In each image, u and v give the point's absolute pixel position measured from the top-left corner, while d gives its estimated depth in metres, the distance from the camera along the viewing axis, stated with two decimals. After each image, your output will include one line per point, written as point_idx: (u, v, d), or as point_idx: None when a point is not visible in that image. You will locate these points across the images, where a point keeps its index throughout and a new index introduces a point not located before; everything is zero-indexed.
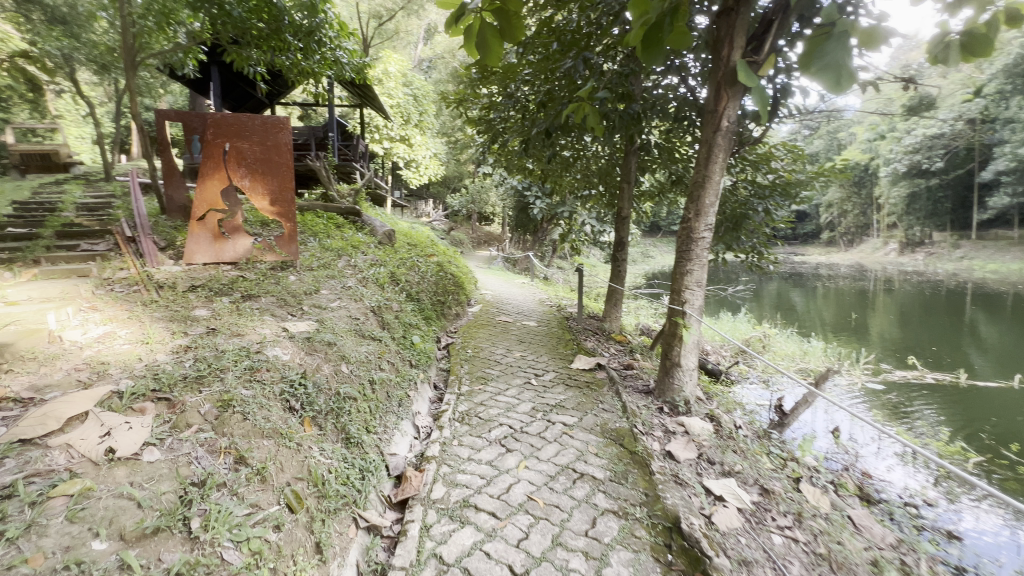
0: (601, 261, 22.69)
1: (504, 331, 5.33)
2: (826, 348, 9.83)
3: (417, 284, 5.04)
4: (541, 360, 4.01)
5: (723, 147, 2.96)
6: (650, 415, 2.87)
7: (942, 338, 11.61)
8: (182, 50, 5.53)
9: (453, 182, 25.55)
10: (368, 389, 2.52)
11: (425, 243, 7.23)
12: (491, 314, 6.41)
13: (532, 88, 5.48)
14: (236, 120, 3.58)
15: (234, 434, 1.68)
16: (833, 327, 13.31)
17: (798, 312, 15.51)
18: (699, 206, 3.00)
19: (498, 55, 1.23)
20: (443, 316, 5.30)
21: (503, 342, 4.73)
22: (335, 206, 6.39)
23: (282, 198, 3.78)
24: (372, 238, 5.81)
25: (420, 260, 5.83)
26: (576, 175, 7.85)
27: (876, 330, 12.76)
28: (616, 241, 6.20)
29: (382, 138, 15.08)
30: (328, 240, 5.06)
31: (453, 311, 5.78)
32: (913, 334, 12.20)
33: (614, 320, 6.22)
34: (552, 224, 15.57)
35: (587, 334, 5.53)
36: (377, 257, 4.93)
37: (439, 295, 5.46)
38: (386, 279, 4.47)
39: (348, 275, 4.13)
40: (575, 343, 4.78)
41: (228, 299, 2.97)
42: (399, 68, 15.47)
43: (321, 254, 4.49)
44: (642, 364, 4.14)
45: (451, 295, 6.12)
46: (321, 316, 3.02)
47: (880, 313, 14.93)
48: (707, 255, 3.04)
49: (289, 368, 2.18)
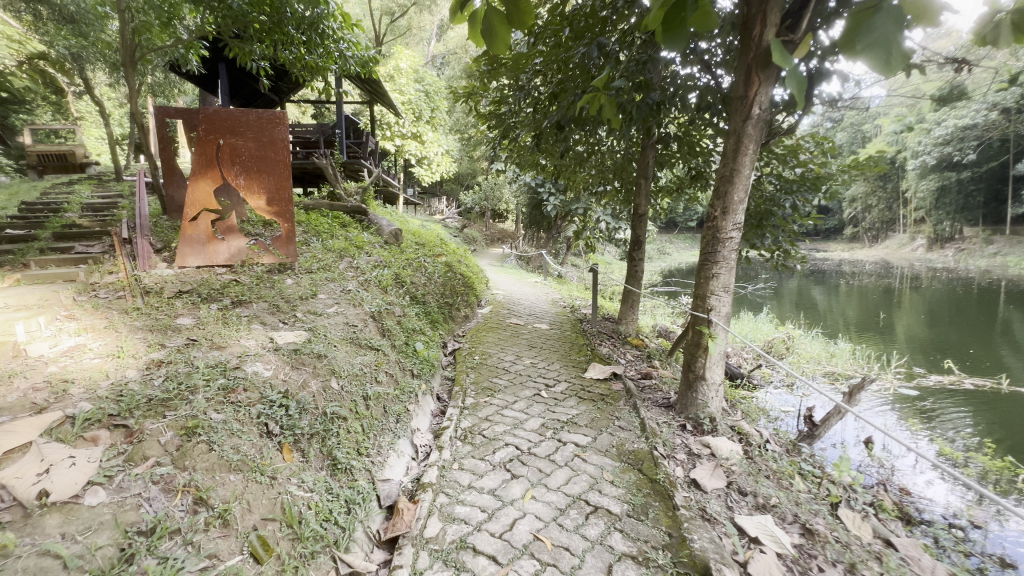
0: (616, 258, 22.30)
1: (514, 335, 5.10)
2: (853, 350, 9.38)
3: (423, 286, 4.84)
4: (552, 368, 3.76)
5: (753, 137, 2.67)
6: (672, 434, 2.61)
7: (975, 339, 11.02)
8: (183, 45, 5.38)
9: (466, 178, 25.37)
10: (361, 406, 2.31)
11: (434, 242, 7.03)
12: (501, 316, 6.19)
13: (544, 80, 5.22)
14: (230, 116, 3.40)
15: (196, 469, 1.47)
16: (858, 326, 12.78)
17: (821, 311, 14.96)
18: (727, 203, 2.71)
19: (506, 41, 1.10)
20: (450, 319, 5.09)
21: (513, 347, 4.50)
22: (341, 205, 6.22)
23: (279, 197, 3.59)
24: (378, 238, 5.63)
25: (428, 260, 5.62)
26: (590, 170, 7.56)
27: (903, 329, 12.21)
28: (632, 239, 5.92)
29: (394, 136, 14.94)
30: (331, 240, 4.88)
31: (461, 314, 5.56)
32: (943, 333, 11.62)
33: (630, 322, 5.94)
34: (565, 221, 15.29)
35: (601, 338, 5.27)
36: (381, 258, 4.73)
37: (447, 297, 5.25)
38: (389, 281, 4.27)
39: (349, 278, 3.94)
40: (589, 348, 4.51)
41: (216, 306, 2.78)
42: (411, 64, 15.30)
43: (322, 255, 4.30)
44: (661, 373, 3.87)
45: (460, 296, 5.90)
46: (315, 324, 2.82)
47: (907, 312, 14.31)
48: (736, 257, 2.75)
49: (270, 387, 1.97)
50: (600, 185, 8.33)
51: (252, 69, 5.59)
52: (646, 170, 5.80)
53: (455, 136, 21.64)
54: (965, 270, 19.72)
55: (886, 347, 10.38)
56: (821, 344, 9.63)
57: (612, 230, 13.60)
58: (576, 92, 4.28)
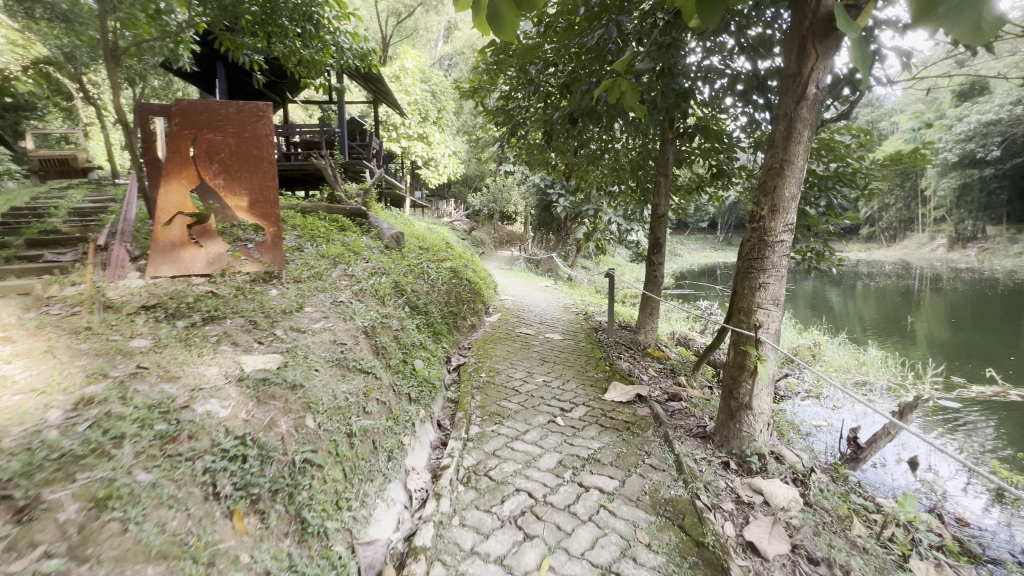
0: (627, 260, 21.88)
1: (524, 347, 4.71)
2: (880, 356, 8.87)
3: (426, 295, 4.46)
4: (568, 388, 3.36)
5: (809, 121, 2.24)
6: (714, 476, 2.19)
7: (1002, 341, 10.44)
8: (172, 40, 5.07)
9: (474, 180, 25.07)
10: (343, 446, 1.93)
11: (439, 247, 6.68)
12: (510, 325, 5.80)
13: (555, 71, 4.83)
14: (206, 108, 3.05)
15: (102, 560, 1.10)
16: (877, 328, 12.29)
17: (838, 312, 14.45)
18: (776, 200, 2.29)
19: (514, 28, 0.88)
20: (454, 331, 4.71)
21: (524, 361, 4.11)
22: (339, 207, 5.88)
23: (264, 199, 3.25)
24: (378, 242, 5.27)
25: (432, 267, 5.24)
26: (604, 168, 7.16)
27: (924, 331, 11.67)
28: (651, 242, 5.50)
29: (400, 137, 14.65)
30: (326, 246, 4.53)
31: (467, 323, 5.19)
32: (968, 335, 11.11)
33: (649, 331, 5.52)
34: (575, 223, 14.91)
35: (619, 349, 4.86)
36: (379, 265, 4.37)
37: (452, 307, 4.88)
38: (388, 290, 3.90)
39: (342, 287, 3.57)
40: (607, 362, 4.10)
41: (183, 324, 2.43)
42: (417, 64, 15.02)
43: (314, 263, 3.95)
44: (690, 392, 3.44)
45: (466, 305, 5.52)
46: (296, 344, 2.44)
47: (927, 313, 13.74)
48: (787, 265, 2.32)
49: (224, 431, 1.59)
50: (614, 186, 7.91)
51: (246, 65, 5.28)
52: (666, 167, 5.39)
53: (463, 137, 21.34)
54: (991, 270, 18.95)
55: (906, 350, 9.91)
56: (847, 351, 9.11)
57: (623, 232, 13.17)
58: (591, 80, 3.89)
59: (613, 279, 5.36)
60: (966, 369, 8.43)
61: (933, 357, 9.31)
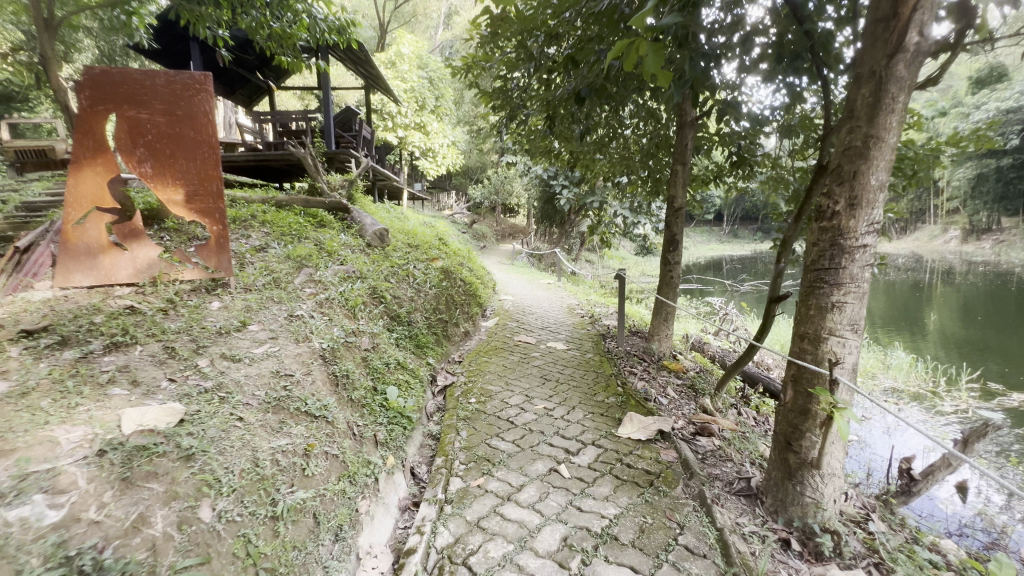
0: (632, 253, 21.25)
1: (523, 359, 4.14)
2: (902, 357, 8.28)
3: (408, 302, 3.87)
4: (573, 420, 2.79)
5: (905, 81, 1.63)
6: (773, 566, 1.62)
7: (1014, 334, 9.96)
8: (122, 11, 4.45)
9: (475, 172, 24.37)
10: (259, 541, 1.36)
11: (430, 243, 6.10)
12: (508, 331, 5.24)
13: (560, 46, 4.24)
14: (127, 79, 2.48)
15: None
16: (885, 321, 11.76)
17: None
18: (857, 190, 1.70)
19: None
20: (443, 342, 4.13)
21: (521, 380, 3.53)
22: (317, 200, 5.28)
23: (204, 191, 2.70)
24: (359, 240, 4.70)
25: (419, 268, 4.65)
26: (613, 156, 6.54)
27: (933, 324, 11.15)
28: (665, 240, 4.90)
29: (396, 126, 14.00)
30: (295, 245, 3.95)
31: (460, 332, 4.62)
32: (980, 328, 10.60)
33: (664, 339, 4.92)
34: (579, 215, 14.30)
35: (630, 361, 4.28)
36: (354, 267, 3.79)
37: (441, 313, 4.31)
38: (361, 298, 3.32)
39: (304, 297, 3.00)
40: (618, 382, 3.52)
41: (71, 355, 1.87)
42: (413, 49, 14.37)
43: (276, 267, 3.37)
44: (722, 423, 2.86)
45: (458, 309, 4.94)
46: (220, 381, 1.88)
47: (937, 307, 13.18)
48: (870, 276, 1.72)
49: (43, 557, 1.03)
50: (622, 176, 7.27)
51: (210, 40, 4.67)
52: (685, 153, 4.77)
53: (463, 127, 20.65)
54: (1008, 263, 18.27)
55: (916, 345, 9.41)
56: (870, 353, 8.49)
57: (630, 225, 12.52)
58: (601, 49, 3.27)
59: (623, 281, 4.76)
60: (985, 368, 7.90)
61: (945, 352, 8.81)
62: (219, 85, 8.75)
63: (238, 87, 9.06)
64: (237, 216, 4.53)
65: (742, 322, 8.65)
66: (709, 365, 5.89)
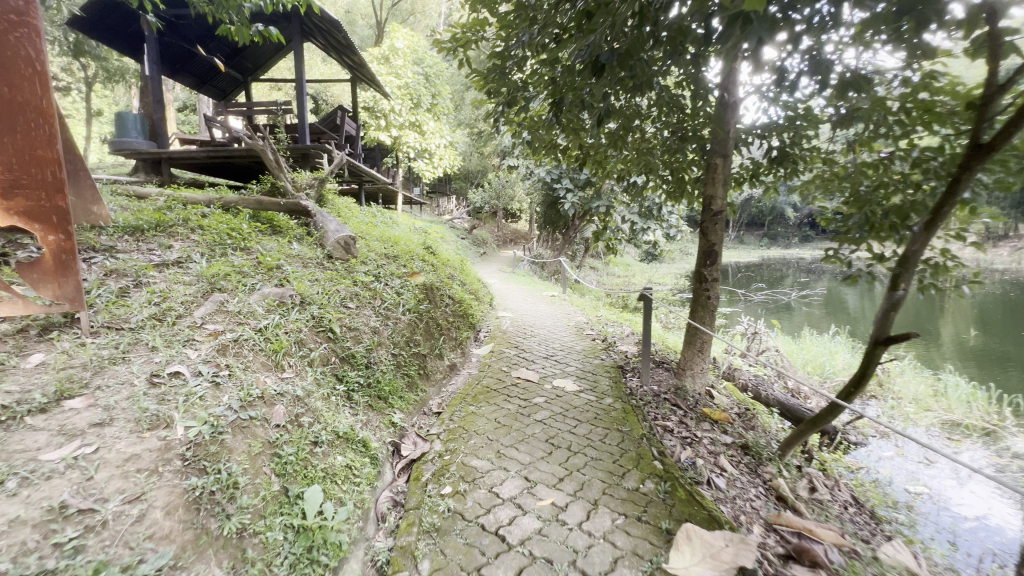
0: (638, 260, 20.36)
1: (522, 406, 3.18)
2: (942, 379, 7.40)
3: (367, 335, 2.91)
4: (598, 535, 1.82)
5: None
6: None
7: None
8: None
9: (476, 176, 23.49)
10: None
11: (414, 252, 5.19)
12: (505, 361, 4.29)
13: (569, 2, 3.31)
14: None
15: None
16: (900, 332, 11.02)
17: (852, 316, 13.22)
18: None
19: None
20: (417, 386, 3.17)
21: (520, 446, 2.56)
22: (271, 201, 4.35)
23: (32, 180, 1.76)
24: (317, 251, 3.77)
25: (391, 287, 3.70)
26: (629, 152, 5.58)
27: (952, 335, 10.42)
28: (700, 252, 3.94)
29: (390, 126, 13.12)
30: (221, 260, 3.01)
31: (440, 368, 3.68)
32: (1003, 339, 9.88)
33: (697, 376, 3.97)
34: (584, 221, 13.39)
35: (659, 409, 3.33)
36: (296, 288, 2.85)
37: (416, 346, 3.37)
38: (293, 336, 2.37)
39: (199, 337, 2.05)
40: (653, 451, 2.54)
41: None
42: (408, 44, 13.51)
43: (176, 291, 2.41)
44: (821, 536, 1.90)
45: (440, 338, 3.96)
46: None
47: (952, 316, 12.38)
48: None
49: None
50: (637, 176, 6.30)
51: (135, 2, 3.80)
52: (726, 143, 3.79)
53: (463, 129, 19.78)
54: None
55: (938, 359, 8.68)
56: (917, 377, 7.47)
57: (639, 232, 11.57)
58: None
59: (649, 300, 3.77)
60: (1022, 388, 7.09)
61: (973, 369, 8.07)
62: (189, 75, 7.91)
63: (210, 76, 8.22)
64: (162, 219, 3.59)
65: (771, 341, 7.66)
66: (745, 402, 4.90)
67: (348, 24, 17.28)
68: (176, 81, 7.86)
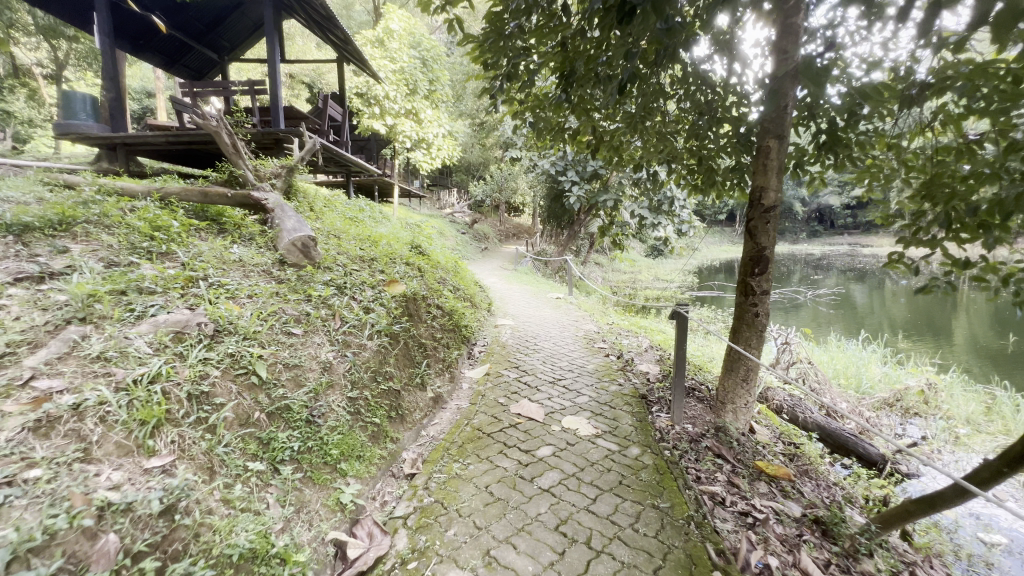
0: (644, 256, 19.59)
1: (524, 462, 2.43)
2: (992, 396, 6.65)
3: (314, 373, 2.16)
4: None
5: None
6: None
7: None
8: None
9: (477, 168, 22.68)
10: None
11: (397, 252, 4.45)
12: (503, 388, 3.55)
13: None
14: None
15: None
16: (922, 334, 10.38)
17: (869, 314, 12.54)
18: None
19: None
20: (386, 433, 2.42)
21: (519, 542, 1.81)
22: (219, 193, 3.57)
23: None
24: (267, 256, 3.03)
25: (359, 302, 2.93)
26: (649, 136, 4.79)
27: (975, 337, 9.83)
28: (746, 257, 3.16)
29: (385, 113, 12.32)
30: (120, 271, 2.25)
31: (419, 404, 2.93)
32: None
33: (740, 411, 3.21)
34: (590, 215, 12.61)
35: (701, 464, 2.58)
36: (214, 311, 2.08)
37: (386, 380, 2.61)
38: (184, 391, 1.61)
39: (9, 408, 1.31)
40: (708, 552, 1.79)
41: None
42: (404, 25, 12.62)
43: (18, 321, 1.66)
44: None
45: (418, 364, 3.20)
46: None
47: (974, 316, 11.76)
48: None
49: None
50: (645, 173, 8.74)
51: None
52: (783, 120, 2.98)
53: (465, 119, 18.94)
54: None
55: (971, 367, 8.06)
56: (966, 393, 6.69)
57: (649, 227, 10.77)
58: None
59: (686, 318, 2.98)
60: None
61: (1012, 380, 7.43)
62: (155, 53, 7.13)
63: (180, 54, 7.44)
64: (67, 213, 2.82)
65: (801, 351, 6.87)
66: (788, 432, 4.15)
67: (344, 7, 16.41)
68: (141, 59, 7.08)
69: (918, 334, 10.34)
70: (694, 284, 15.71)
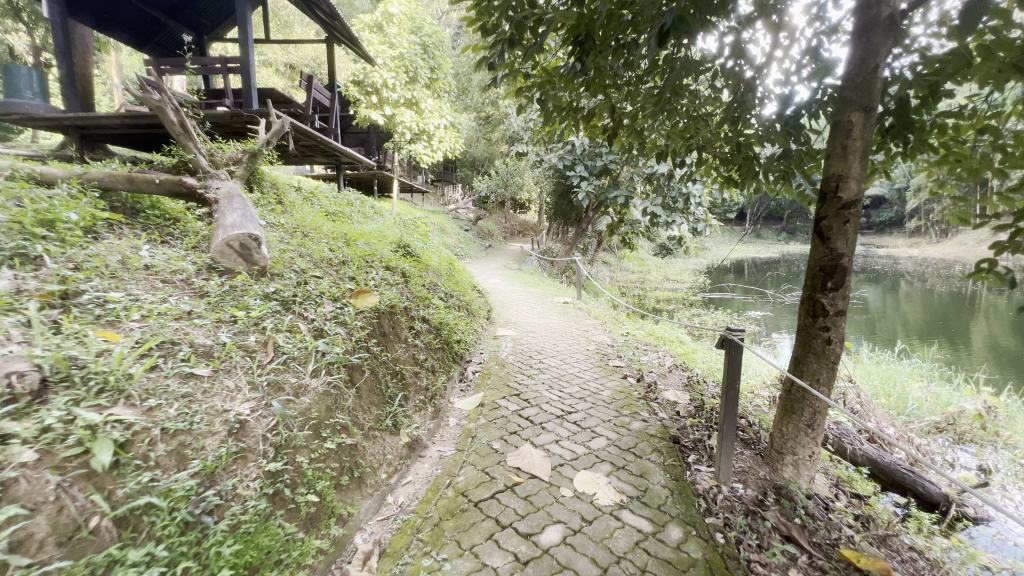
0: (654, 256, 18.84)
1: (523, 558, 1.73)
2: None
3: (214, 437, 1.47)
4: None
5: None
6: None
7: None
8: None
9: (482, 163, 21.89)
10: None
11: (376, 253, 3.76)
12: (501, 426, 2.86)
13: None
14: None
15: None
16: (953, 337, 9.66)
17: (892, 315, 11.81)
18: None
19: None
20: (331, 512, 1.73)
21: None
22: (147, 178, 2.86)
23: None
24: (195, 261, 2.36)
25: (308, 323, 2.24)
26: (676, 119, 4.08)
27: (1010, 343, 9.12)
28: (815, 266, 2.45)
29: (383, 103, 11.64)
30: None
31: (386, 458, 2.24)
32: None
33: (803, 465, 2.50)
34: (599, 213, 11.88)
35: (768, 555, 1.87)
36: (53, 350, 1.40)
37: (335, 433, 1.92)
38: None
39: None
40: None
41: None
42: (404, 9, 11.87)
43: None
44: None
45: (387, 401, 2.52)
46: None
47: (1007, 318, 11.01)
48: None
49: None
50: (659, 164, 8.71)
51: None
52: (872, 88, 2.25)
53: (469, 112, 18.23)
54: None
55: (1014, 379, 7.36)
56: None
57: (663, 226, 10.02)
58: None
59: (741, 349, 2.25)
60: None
61: None
62: (124, 28, 6.47)
63: (153, 31, 6.77)
64: None
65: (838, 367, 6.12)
66: (845, 475, 3.43)
67: None
68: (108, 36, 6.43)
69: (948, 338, 9.58)
70: (707, 285, 14.92)
